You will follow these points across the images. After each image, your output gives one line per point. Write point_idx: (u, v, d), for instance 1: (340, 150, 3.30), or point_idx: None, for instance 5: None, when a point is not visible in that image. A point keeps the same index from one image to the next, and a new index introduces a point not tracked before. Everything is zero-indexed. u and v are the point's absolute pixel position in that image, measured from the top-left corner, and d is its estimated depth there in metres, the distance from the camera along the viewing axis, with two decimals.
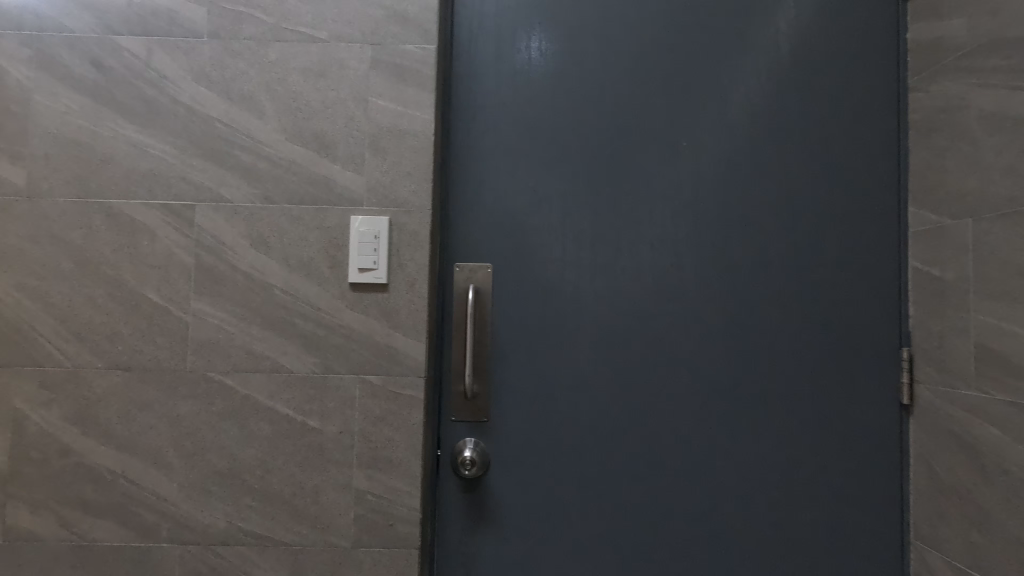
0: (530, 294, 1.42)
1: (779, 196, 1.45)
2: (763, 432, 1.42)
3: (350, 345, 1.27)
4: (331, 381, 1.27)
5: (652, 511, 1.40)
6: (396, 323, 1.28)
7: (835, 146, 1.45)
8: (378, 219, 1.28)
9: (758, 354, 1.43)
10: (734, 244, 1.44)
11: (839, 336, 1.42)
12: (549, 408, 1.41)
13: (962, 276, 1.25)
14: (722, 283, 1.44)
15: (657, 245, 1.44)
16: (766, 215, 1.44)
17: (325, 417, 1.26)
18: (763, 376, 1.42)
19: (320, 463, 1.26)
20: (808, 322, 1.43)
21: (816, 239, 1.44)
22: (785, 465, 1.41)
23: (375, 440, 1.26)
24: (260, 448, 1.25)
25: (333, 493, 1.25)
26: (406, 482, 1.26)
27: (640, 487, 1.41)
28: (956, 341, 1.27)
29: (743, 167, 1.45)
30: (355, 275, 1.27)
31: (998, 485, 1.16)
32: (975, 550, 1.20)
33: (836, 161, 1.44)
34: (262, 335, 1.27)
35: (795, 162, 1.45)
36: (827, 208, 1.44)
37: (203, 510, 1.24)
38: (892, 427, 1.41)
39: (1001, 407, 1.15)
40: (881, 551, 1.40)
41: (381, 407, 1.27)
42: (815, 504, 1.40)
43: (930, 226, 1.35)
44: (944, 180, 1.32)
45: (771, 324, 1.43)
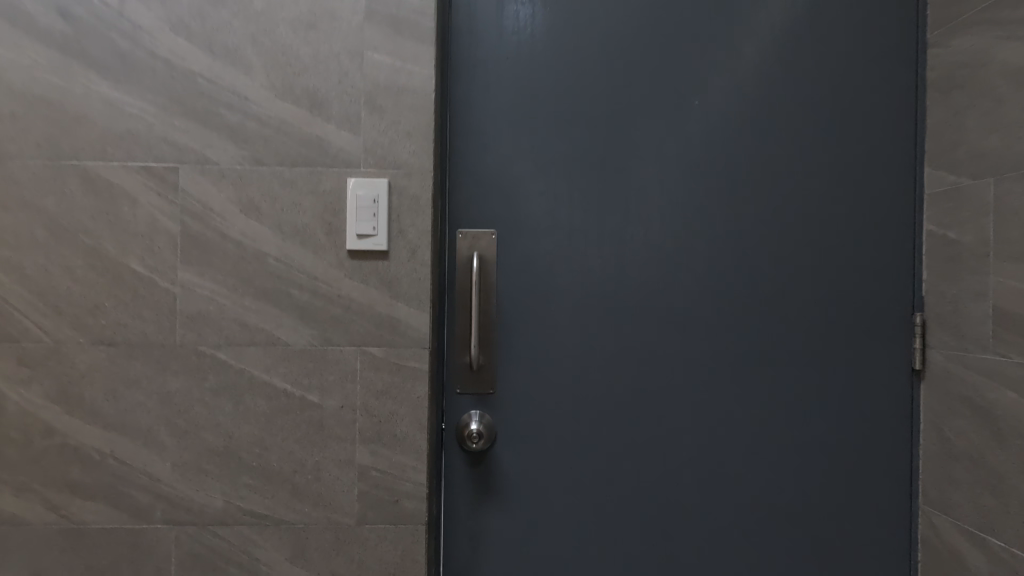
0: (535, 262, 1.37)
1: (793, 160, 1.39)
2: (774, 400, 1.39)
3: (350, 316, 1.21)
4: (331, 354, 1.21)
5: (661, 481, 1.38)
6: (397, 292, 1.22)
7: (851, 106, 1.39)
8: (377, 182, 1.21)
9: (770, 321, 1.39)
10: (745, 210, 1.39)
11: (852, 302, 1.39)
12: (556, 379, 1.37)
13: (980, 238, 1.22)
14: (732, 249, 1.39)
15: (667, 210, 1.39)
16: (779, 178, 1.39)
17: (325, 391, 1.21)
18: (775, 343, 1.39)
19: (320, 439, 1.21)
20: (820, 289, 1.39)
21: (828, 206, 1.40)
22: (796, 433, 1.39)
23: (378, 414, 1.21)
24: (257, 425, 1.20)
25: (335, 470, 1.21)
26: (412, 457, 1.21)
27: (649, 457, 1.38)
28: (973, 305, 1.24)
29: (756, 128, 1.39)
30: (354, 242, 1.20)
31: (1014, 448, 1.14)
32: (987, 513, 1.20)
33: (852, 122, 1.39)
34: (255, 307, 1.20)
35: (810, 122, 1.39)
36: (841, 171, 1.39)
37: (199, 490, 1.19)
38: (902, 393, 1.39)
39: (1019, 370, 1.14)
40: (889, 517, 1.39)
41: (383, 380, 1.21)
42: (825, 471, 1.39)
43: (948, 187, 1.31)
44: (963, 139, 1.28)
45: (782, 291, 1.39)
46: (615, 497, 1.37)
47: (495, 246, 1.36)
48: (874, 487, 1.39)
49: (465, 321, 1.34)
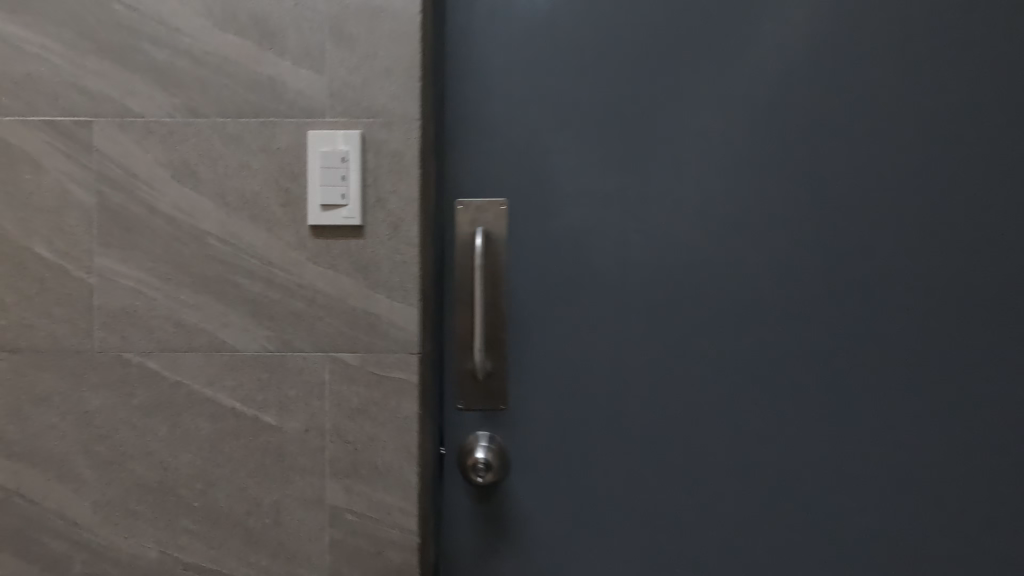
0: (558, 240, 1.04)
1: (916, 104, 1.01)
2: (882, 422, 1.03)
3: (316, 312, 0.93)
4: (291, 362, 0.93)
5: (727, 526, 1.04)
6: (375, 280, 0.93)
7: (998, 14, 1.00)
8: (346, 135, 0.92)
9: (879, 314, 1.02)
10: (848, 171, 1.02)
11: (993, 288, 1.02)
12: (587, 396, 1.04)
13: None
14: (828, 218, 1.02)
15: (737, 167, 1.02)
16: (894, 119, 1.01)
17: (284, 410, 0.93)
18: (886, 344, 1.02)
19: (280, 473, 0.93)
20: (950, 277, 1.02)
21: (964, 166, 1.01)
22: (912, 467, 1.03)
23: (354, 440, 0.93)
24: (199, 454, 0.93)
25: (299, 512, 0.93)
26: (398, 496, 0.93)
27: (712, 495, 1.04)
28: None
29: (864, 49, 1.01)
30: (318, 215, 0.92)
31: None
32: None
33: (998, 38, 1.00)
34: (194, 301, 0.93)
35: (939, 39, 1.00)
36: (982, 107, 1.01)
37: (128, 537, 0.93)
38: None
39: None
40: None
41: (359, 396, 0.93)
42: (952, 516, 1.03)
43: None
44: None
45: (898, 280, 1.02)
46: (665, 546, 1.05)
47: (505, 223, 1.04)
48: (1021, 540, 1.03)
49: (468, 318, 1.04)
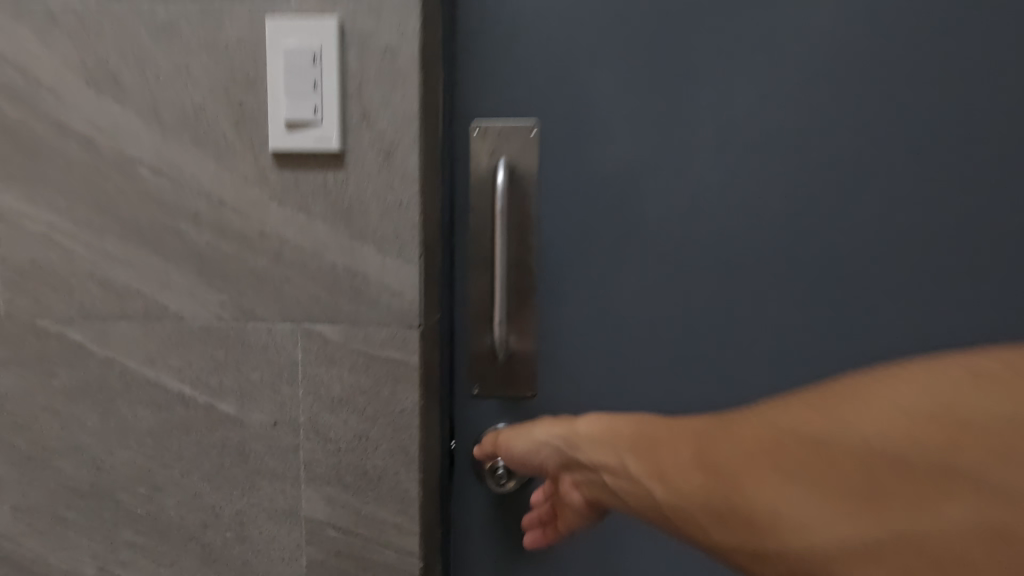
0: (609, 177, 0.77)
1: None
2: None
3: (283, 271, 0.69)
4: (253, 335, 0.70)
5: None
6: (361, 229, 0.69)
7: None
8: (318, 25, 0.65)
9: None
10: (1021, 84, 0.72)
11: None
12: (638, 385, 0.81)
13: None
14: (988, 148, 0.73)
15: (864, 76, 0.73)
16: None
17: (244, 397, 0.71)
18: None
19: (242, 478, 0.72)
20: None
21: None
22: None
23: (335, 439, 0.71)
24: (139, 450, 0.72)
25: (268, 527, 0.72)
26: (393, 511, 0.72)
27: None
28: None
29: None
30: (282, 138, 0.67)
31: None
32: None
33: None
34: (123, 253, 0.70)
35: None
36: None
37: (58, 550, 0.74)
38: None
39: None
40: None
41: (341, 382, 0.70)
42: None
43: None
44: None
45: None
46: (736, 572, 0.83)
47: (536, 157, 0.77)
48: None
49: (487, 279, 0.79)
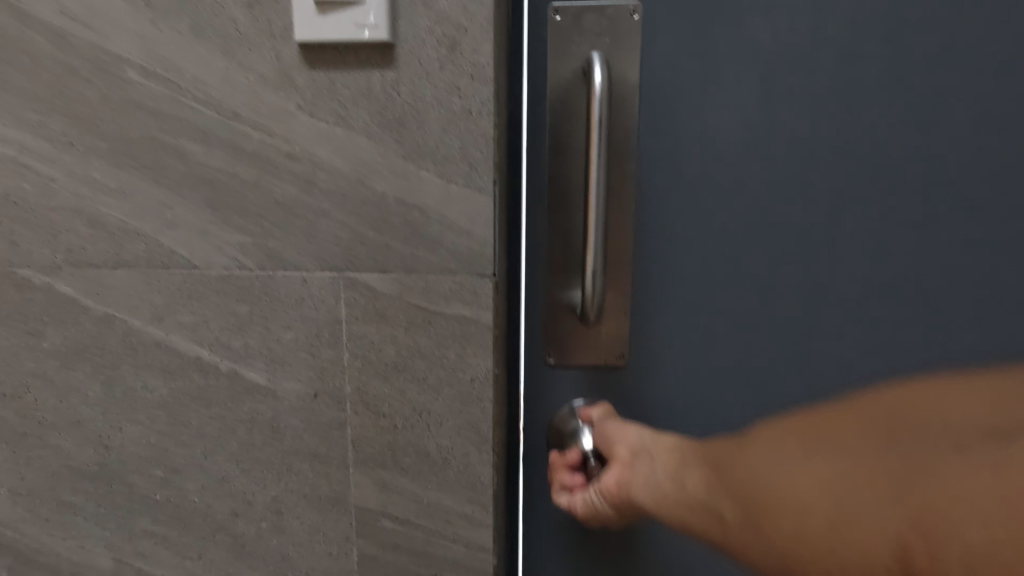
0: (732, 72, 0.59)
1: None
2: None
3: (319, 204, 0.54)
4: (284, 286, 0.56)
5: None
6: (418, 147, 0.52)
7: None
8: None
9: None
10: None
11: None
12: (762, 353, 0.64)
13: None
14: None
15: None
16: None
17: (276, 362, 0.57)
18: None
19: (279, 459, 0.59)
20: None
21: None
22: None
23: (390, 413, 0.57)
24: (151, 426, 0.60)
25: (312, 516, 0.60)
26: (462, 500, 0.59)
27: None
28: None
29: None
30: (311, 23, 0.50)
31: None
32: None
33: None
34: (115, 183, 0.55)
35: None
36: None
37: (66, 541, 0.63)
38: None
39: None
40: None
41: (395, 343, 0.56)
42: None
43: None
44: None
45: None
46: None
47: (638, 52, 0.58)
48: None
49: (570, 218, 0.62)
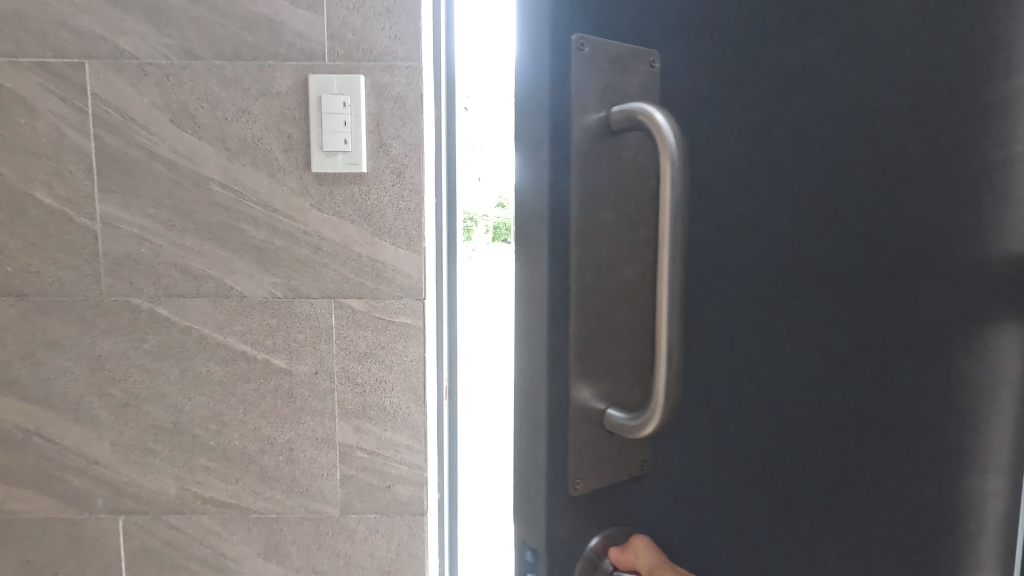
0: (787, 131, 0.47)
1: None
2: None
3: (322, 259, 0.94)
4: (300, 307, 0.95)
5: None
6: (381, 227, 0.94)
7: None
8: (346, 80, 0.90)
9: None
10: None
11: None
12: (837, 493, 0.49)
13: None
14: None
15: None
16: None
17: (293, 354, 0.95)
18: None
19: (292, 415, 0.96)
20: None
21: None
22: None
23: (363, 382, 0.96)
24: (210, 396, 0.96)
25: (312, 451, 0.97)
26: (407, 436, 0.97)
27: None
28: None
29: None
30: (321, 160, 0.92)
31: None
32: None
33: None
34: (199, 247, 0.93)
35: None
36: None
37: (147, 475, 0.97)
38: None
39: None
40: None
41: (366, 340, 0.95)
42: None
43: None
44: None
45: None
46: None
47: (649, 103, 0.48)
48: None
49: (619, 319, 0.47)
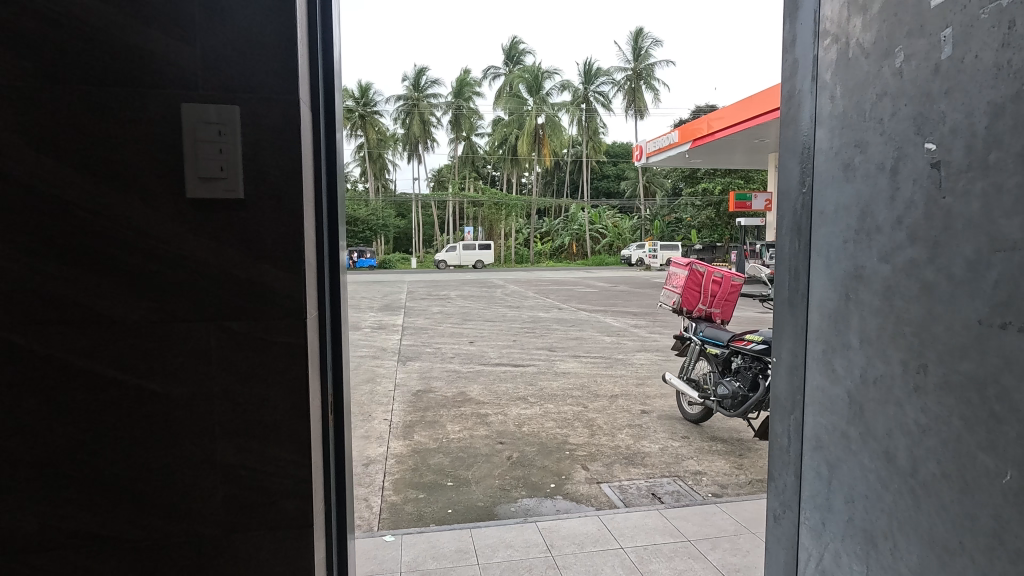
0: None
1: (955, 26, 0.87)
2: (848, 371, 1.11)
3: (199, 282, 1.01)
4: (175, 331, 1.02)
5: (881, 498, 1.04)
6: (262, 252, 1.02)
7: (809, 6, 1.23)
8: (224, 109, 0.99)
9: (862, 268, 1.07)
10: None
11: (798, 252, 1.27)
12: None
13: (804, 185, 1.25)
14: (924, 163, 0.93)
15: None
16: (861, 73, 1.07)
17: (170, 378, 1.02)
18: (846, 297, 1.12)
19: (170, 438, 1.03)
20: (827, 238, 1.17)
21: (894, 113, 0.99)
22: (834, 414, 1.16)
23: (246, 402, 1.05)
24: (77, 426, 1.00)
25: (191, 474, 1.05)
26: (292, 451, 1.07)
27: (893, 450, 1.00)
28: (807, 257, 1.24)
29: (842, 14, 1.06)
30: (197, 187, 0.99)
31: (816, 398, 1.22)
32: (813, 464, 1.23)
33: (813, 28, 1.22)
34: (63, 275, 0.97)
35: (831, 18, 1.15)
36: (817, 88, 1.21)
37: (6, 512, 1.00)
38: (781, 347, 1.35)
39: (826, 320, 1.18)
40: (786, 474, 1.35)
41: (247, 361, 1.04)
42: (795, 423, 1.31)
43: (792, 132, 1.30)
44: (793, 89, 1.29)
45: (848, 236, 1.11)
46: (874, 500, 1.06)
47: None
48: (795, 446, 1.32)
49: None
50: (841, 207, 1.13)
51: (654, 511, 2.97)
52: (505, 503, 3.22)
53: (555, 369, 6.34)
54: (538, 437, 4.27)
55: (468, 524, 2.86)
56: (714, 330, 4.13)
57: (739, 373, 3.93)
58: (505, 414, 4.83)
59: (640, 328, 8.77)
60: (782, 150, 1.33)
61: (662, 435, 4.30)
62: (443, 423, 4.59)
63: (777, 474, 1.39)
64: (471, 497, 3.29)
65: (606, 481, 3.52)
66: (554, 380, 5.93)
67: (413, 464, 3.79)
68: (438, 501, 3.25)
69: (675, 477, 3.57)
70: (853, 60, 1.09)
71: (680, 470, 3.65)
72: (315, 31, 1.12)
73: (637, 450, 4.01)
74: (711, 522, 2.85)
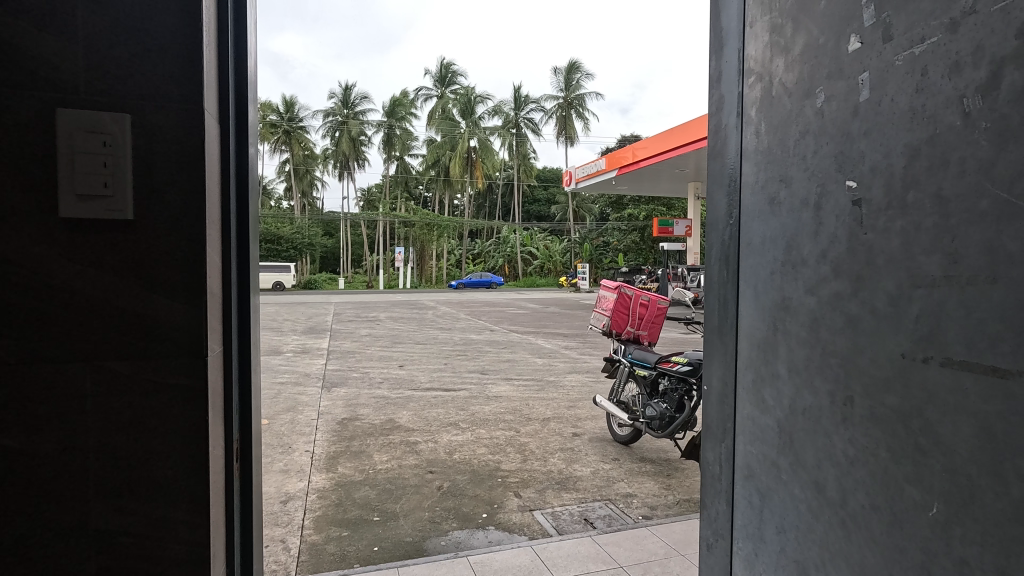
0: None
1: (872, 70, 0.91)
2: (777, 401, 1.12)
3: (72, 316, 0.87)
4: (40, 375, 0.86)
5: (809, 527, 1.05)
6: (152, 281, 0.90)
7: (733, 45, 1.27)
8: (110, 117, 0.87)
9: (789, 301, 1.09)
10: (997, 97, 0.73)
11: (726, 285, 1.29)
12: None
13: (731, 218, 1.27)
14: (845, 200, 0.96)
15: None
16: (783, 111, 1.11)
17: (32, 431, 0.86)
18: (773, 329, 1.13)
19: (28, 502, 0.87)
20: (755, 270, 1.19)
21: (816, 150, 1.02)
22: (764, 445, 1.17)
23: (128, 455, 0.91)
24: None
25: (54, 544, 0.88)
26: (184, 511, 0.93)
27: (821, 481, 1.01)
28: (736, 289, 1.26)
29: None
30: (72, 206, 0.86)
31: (747, 428, 1.23)
32: (747, 494, 1.23)
33: (739, 66, 1.25)
34: None
35: (757, 57, 1.19)
36: (743, 124, 1.24)
37: None
38: (712, 377, 1.36)
39: (756, 350, 1.19)
40: (717, 504, 1.35)
41: (131, 408, 0.90)
42: (726, 453, 1.31)
43: (718, 166, 1.32)
44: (719, 124, 1.33)
45: (775, 268, 1.12)
46: (802, 530, 1.07)
47: None
48: (726, 475, 1.32)
49: None
50: (768, 240, 1.15)
51: (587, 538, 2.92)
52: (435, 537, 3.07)
53: (487, 393, 6.24)
54: (470, 465, 4.14)
55: (395, 563, 2.69)
56: (642, 352, 4.22)
57: (667, 395, 4.00)
58: (435, 441, 4.66)
59: (572, 350, 8.84)
60: (710, 183, 1.35)
61: (593, 458, 4.30)
62: (369, 453, 4.35)
63: (709, 503, 1.39)
64: (399, 532, 3.11)
65: (538, 508, 3.44)
66: (485, 404, 5.83)
67: (337, 498, 3.55)
68: (363, 539, 3.04)
69: (606, 501, 3.57)
70: (778, 97, 1.12)
71: (612, 494, 3.65)
72: (226, 37, 1.02)
73: (569, 474, 3.98)
74: (643, 546, 2.84)
